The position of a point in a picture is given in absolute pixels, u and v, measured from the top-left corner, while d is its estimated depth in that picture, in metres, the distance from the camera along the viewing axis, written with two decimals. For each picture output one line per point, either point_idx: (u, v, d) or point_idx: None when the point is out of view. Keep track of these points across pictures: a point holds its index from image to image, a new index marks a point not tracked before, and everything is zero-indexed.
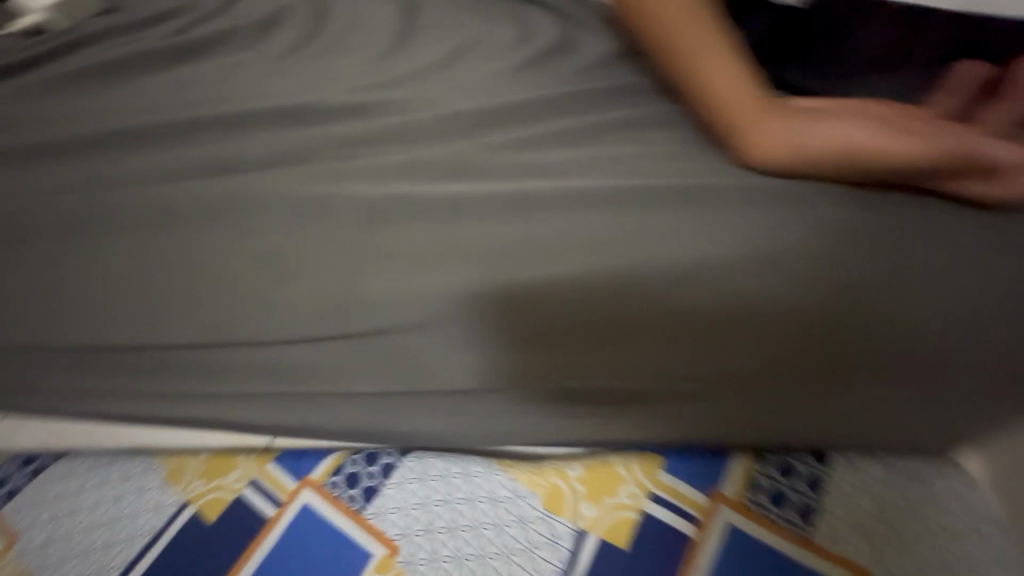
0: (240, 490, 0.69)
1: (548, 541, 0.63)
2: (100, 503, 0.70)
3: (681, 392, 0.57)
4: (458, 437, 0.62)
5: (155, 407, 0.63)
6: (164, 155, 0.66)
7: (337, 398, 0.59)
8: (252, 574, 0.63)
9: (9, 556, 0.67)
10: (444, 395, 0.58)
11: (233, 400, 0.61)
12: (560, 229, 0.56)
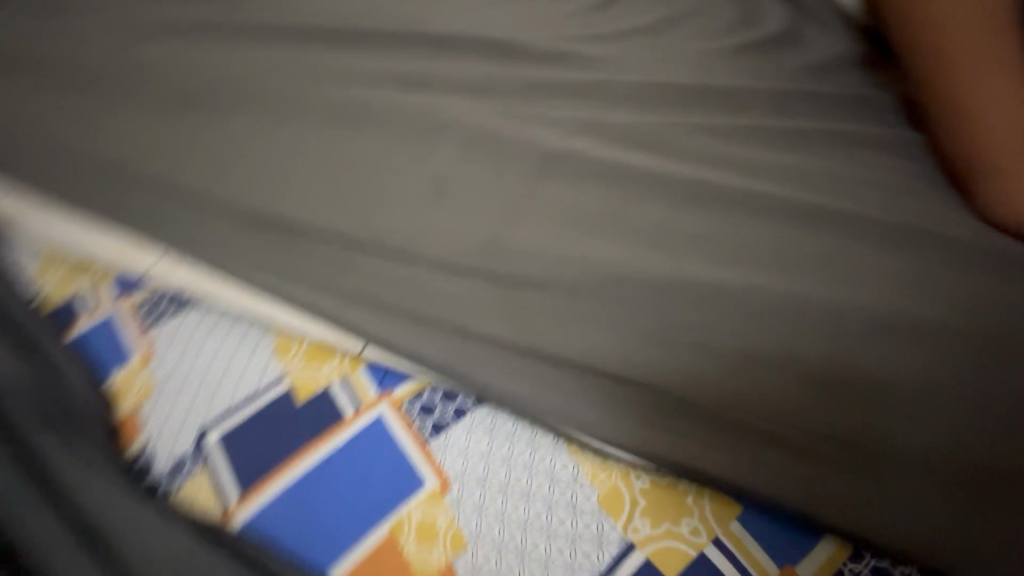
0: (330, 383, 0.75)
1: (592, 539, 0.61)
2: (219, 352, 0.80)
3: (762, 435, 0.54)
4: (530, 408, 0.62)
5: (282, 285, 0.70)
6: (380, 61, 0.75)
7: (440, 328, 0.63)
8: (321, 459, 0.69)
9: (146, 369, 0.81)
10: (539, 358, 0.61)
11: (348, 300, 0.67)
12: (696, 229, 0.62)
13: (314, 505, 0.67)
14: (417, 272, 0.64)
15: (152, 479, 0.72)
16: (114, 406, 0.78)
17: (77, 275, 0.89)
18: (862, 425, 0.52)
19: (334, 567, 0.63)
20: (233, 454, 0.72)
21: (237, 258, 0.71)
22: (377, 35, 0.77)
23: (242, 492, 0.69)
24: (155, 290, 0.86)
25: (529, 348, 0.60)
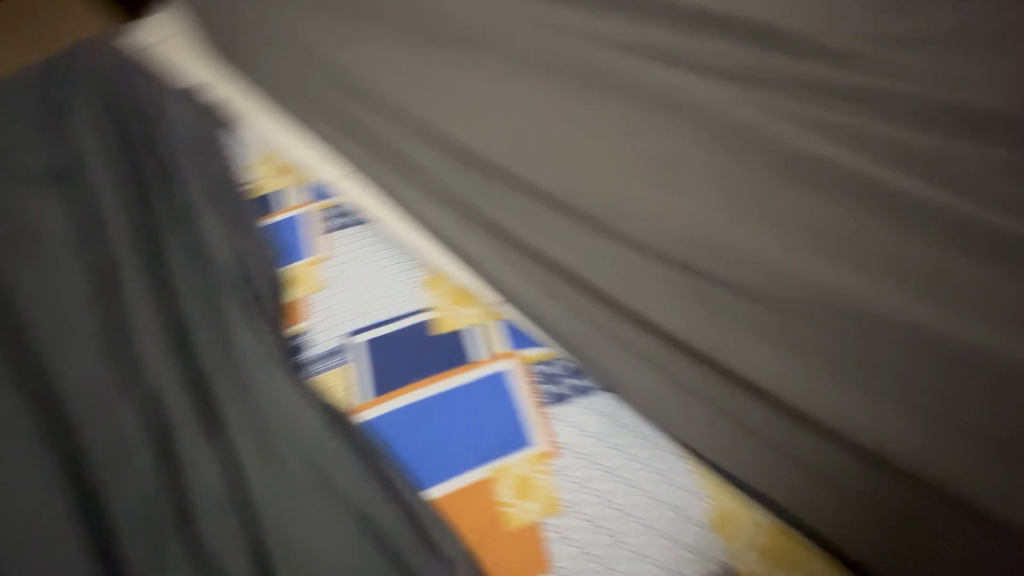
0: (466, 324, 0.81)
1: (682, 548, 0.64)
2: (376, 268, 0.90)
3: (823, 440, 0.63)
4: (666, 409, 0.70)
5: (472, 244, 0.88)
6: (593, 77, 0.90)
7: (586, 312, 0.77)
8: (446, 390, 0.75)
9: (317, 267, 0.93)
10: (657, 350, 0.72)
11: (517, 270, 0.83)
12: (817, 260, 0.69)
13: (430, 427, 0.73)
14: (577, 260, 0.80)
15: (301, 359, 0.83)
16: (286, 289, 0.91)
17: (280, 175, 1.09)
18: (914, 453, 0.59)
19: (434, 486, 0.69)
20: (372, 360, 0.80)
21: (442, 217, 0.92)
22: (596, 45, 0.91)
23: (372, 394, 0.77)
24: (340, 206, 1.01)
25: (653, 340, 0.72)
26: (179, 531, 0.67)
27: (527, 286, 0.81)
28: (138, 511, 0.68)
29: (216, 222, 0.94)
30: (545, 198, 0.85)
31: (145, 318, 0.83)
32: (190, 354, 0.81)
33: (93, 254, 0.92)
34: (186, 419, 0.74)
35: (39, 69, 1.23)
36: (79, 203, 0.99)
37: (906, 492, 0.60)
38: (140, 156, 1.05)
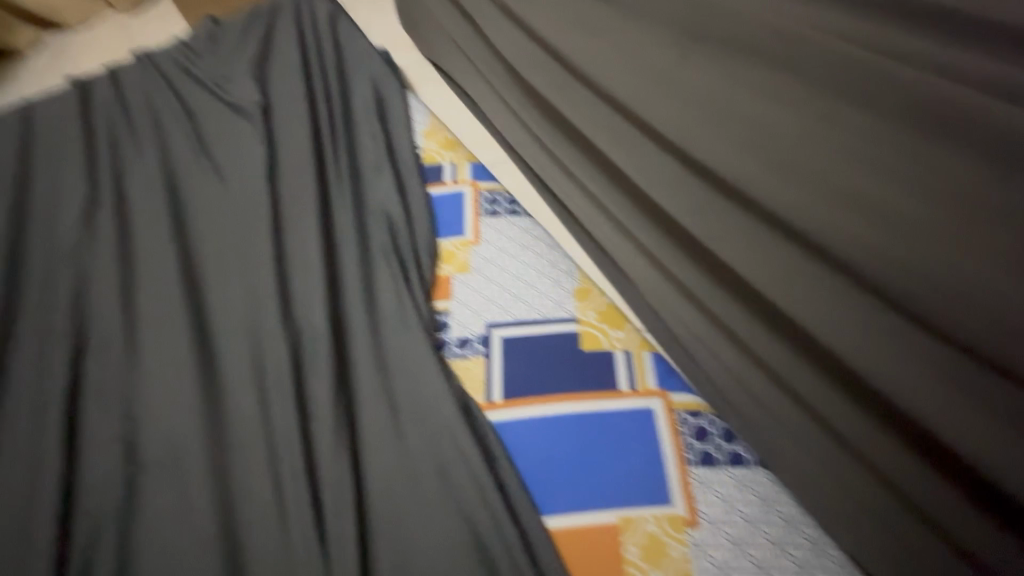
0: (616, 350, 0.75)
1: None
2: (528, 265, 0.86)
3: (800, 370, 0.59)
4: (831, 508, 0.57)
5: (625, 248, 0.78)
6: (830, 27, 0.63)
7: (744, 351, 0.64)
8: (580, 414, 0.69)
9: (469, 248, 0.91)
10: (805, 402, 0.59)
11: (675, 287, 0.71)
12: (877, 183, 0.53)
13: (561, 451, 0.67)
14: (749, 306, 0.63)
15: (441, 339, 0.80)
16: (438, 263, 0.89)
17: (448, 148, 1.09)
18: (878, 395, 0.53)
19: (557, 518, 0.63)
20: (509, 361, 0.76)
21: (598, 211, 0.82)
22: None
23: (505, 397, 0.72)
24: (500, 191, 0.99)
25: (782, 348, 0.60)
26: (289, 470, 0.69)
27: (684, 325, 0.69)
28: (266, 467, 0.70)
29: (386, 189, 0.97)
30: (718, 192, 0.65)
31: (304, 272, 0.87)
32: (334, 312, 0.82)
33: (265, 200, 0.98)
34: (318, 383, 0.75)
35: (248, 14, 1.33)
36: (262, 150, 1.06)
37: (926, 536, 0.52)
38: (322, 116, 1.10)
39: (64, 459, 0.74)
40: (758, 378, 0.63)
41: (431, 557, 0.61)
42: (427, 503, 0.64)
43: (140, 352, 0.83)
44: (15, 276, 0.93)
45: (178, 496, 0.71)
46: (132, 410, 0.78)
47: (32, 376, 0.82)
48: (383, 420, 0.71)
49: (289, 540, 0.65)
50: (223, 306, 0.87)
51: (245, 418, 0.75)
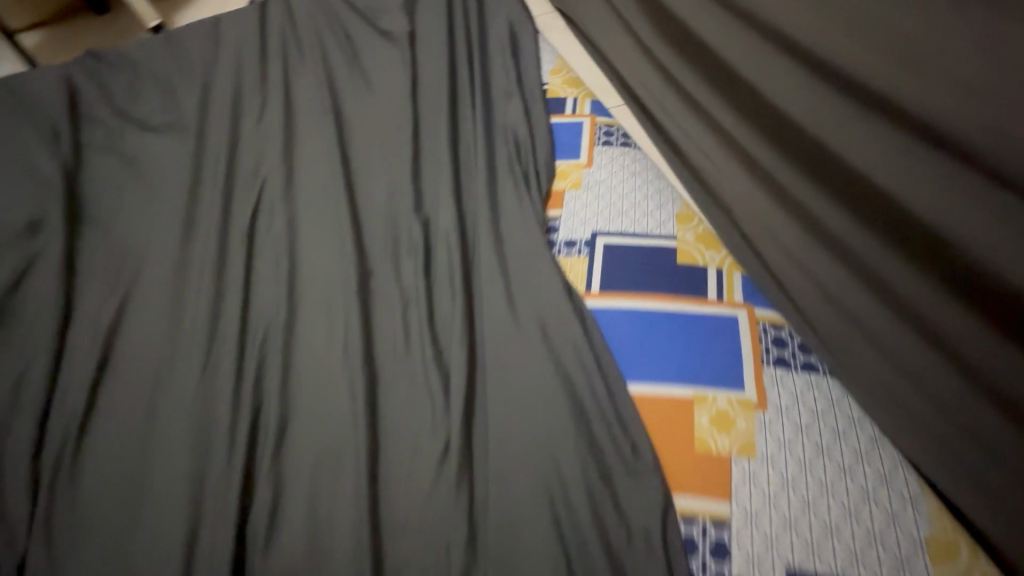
0: (708, 266, 0.82)
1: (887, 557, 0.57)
2: (636, 189, 0.95)
3: (823, 203, 0.72)
4: (888, 406, 0.64)
5: (731, 176, 0.84)
6: None
7: (807, 227, 0.74)
8: (669, 311, 0.78)
9: (581, 170, 1.01)
10: (834, 247, 0.71)
11: (775, 211, 0.78)
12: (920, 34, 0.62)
13: (648, 336, 0.76)
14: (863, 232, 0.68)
15: (551, 238, 0.90)
16: (553, 178, 1.00)
17: (571, 86, 1.19)
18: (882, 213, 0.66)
19: (636, 385, 0.72)
20: (609, 262, 0.85)
21: (708, 141, 0.88)
22: None
23: (602, 290, 0.83)
24: (616, 126, 1.07)
25: (826, 203, 0.72)
26: (413, 315, 0.83)
27: (779, 253, 0.76)
28: (400, 318, 0.83)
29: (514, 113, 1.09)
30: (835, 92, 0.70)
31: (438, 171, 1.01)
32: (461, 204, 0.95)
33: (408, 113, 1.12)
34: (446, 261, 0.87)
35: None
36: (408, 71, 1.19)
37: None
38: (460, 46, 1.22)
39: (246, 285, 0.91)
40: (854, 302, 0.68)
41: (538, 407, 0.70)
42: (534, 363, 0.74)
43: (301, 217, 0.99)
44: (206, 157, 1.14)
45: (316, 322, 0.86)
46: (294, 262, 0.93)
47: (217, 226, 0.99)
48: (495, 289, 0.82)
49: (407, 363, 0.79)
50: (367, 191, 1.02)
51: (384, 280, 0.88)
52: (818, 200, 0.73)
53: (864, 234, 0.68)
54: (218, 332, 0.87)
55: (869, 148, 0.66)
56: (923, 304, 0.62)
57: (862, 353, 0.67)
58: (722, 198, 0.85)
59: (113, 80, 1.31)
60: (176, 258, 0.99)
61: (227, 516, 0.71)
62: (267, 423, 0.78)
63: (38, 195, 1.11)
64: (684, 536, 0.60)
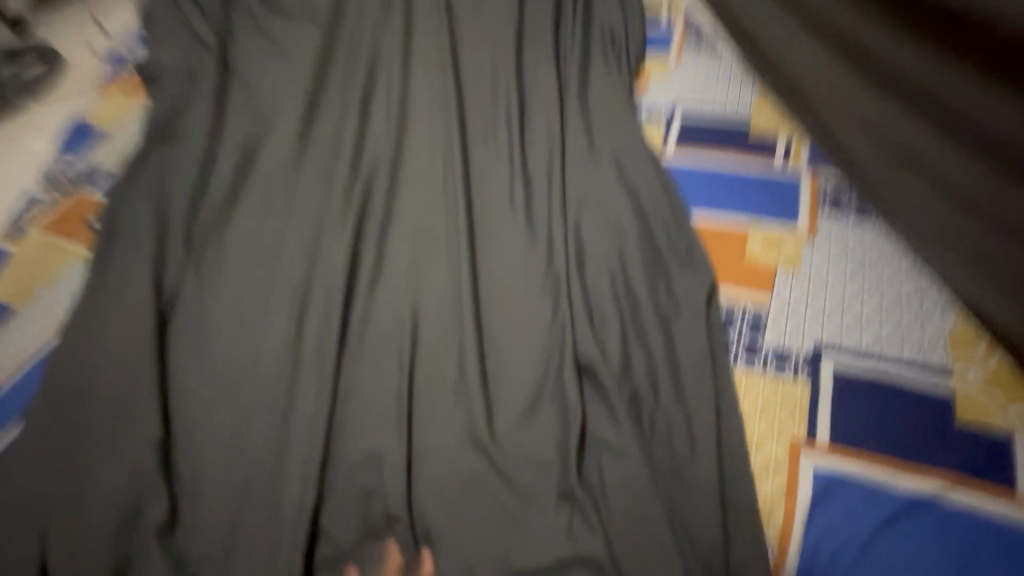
0: (779, 140, 0.91)
1: (910, 343, 0.63)
2: (718, 79, 1.03)
3: (891, 48, 0.78)
4: (927, 236, 0.75)
5: (813, 52, 0.89)
6: None
7: (871, 84, 0.81)
8: (737, 167, 0.86)
9: (668, 64, 1.10)
10: (897, 92, 0.77)
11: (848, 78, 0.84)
12: None
13: (714, 180, 0.84)
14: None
15: (634, 108, 0.99)
16: (642, 67, 1.09)
17: None
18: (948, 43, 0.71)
19: (699, 213, 0.80)
20: (685, 129, 0.94)
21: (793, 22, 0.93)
22: None
23: (676, 146, 0.91)
24: (705, 32, 1.14)
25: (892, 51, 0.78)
26: (504, 146, 0.93)
27: (844, 119, 0.84)
28: (498, 152, 0.92)
29: (611, 10, 1.17)
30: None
31: (536, 50, 1.11)
32: (557, 74, 1.05)
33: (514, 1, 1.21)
34: (538, 115, 0.98)
35: None
36: None
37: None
38: None
39: (361, 121, 1.05)
40: (934, 155, 0.73)
41: (607, 219, 0.79)
42: (604, 188, 0.83)
43: (411, 78, 1.12)
44: (335, 35, 1.29)
45: (416, 147, 0.97)
46: (403, 112, 1.05)
47: (342, 86, 1.14)
48: (579, 136, 0.92)
49: (493, 178, 0.88)
50: (470, 60, 1.12)
51: (482, 127, 0.98)
52: (888, 48, 0.78)
53: (974, 91, 0.69)
54: (336, 157, 0.99)
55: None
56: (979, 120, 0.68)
57: (925, 198, 0.75)
58: (802, 76, 0.91)
59: None
60: (304, 104, 1.12)
61: (332, 276, 0.80)
62: (370, 213, 0.89)
63: (198, 57, 1.30)
64: (725, 314, 0.68)
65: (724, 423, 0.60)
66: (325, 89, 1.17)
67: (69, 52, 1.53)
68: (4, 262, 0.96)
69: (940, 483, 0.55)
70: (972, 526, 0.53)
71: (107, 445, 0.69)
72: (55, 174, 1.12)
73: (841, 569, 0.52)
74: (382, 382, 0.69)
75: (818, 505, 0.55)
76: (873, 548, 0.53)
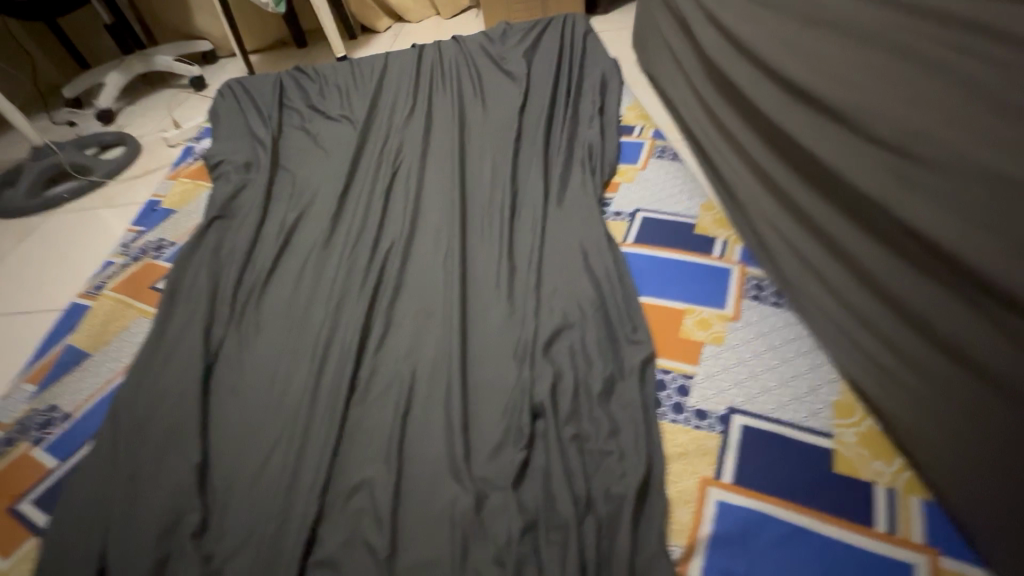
0: (717, 238, 1.08)
1: (803, 409, 0.78)
2: (676, 185, 1.25)
3: (779, 167, 0.94)
4: (812, 321, 0.86)
5: (734, 168, 1.09)
6: None
7: (768, 195, 0.97)
8: (682, 259, 1.04)
9: (637, 170, 1.33)
10: (785, 204, 0.93)
11: (754, 189, 1.02)
12: (831, 19, 0.85)
13: (662, 270, 1.03)
14: (828, 202, 0.83)
15: (604, 208, 1.21)
16: (614, 174, 1.32)
17: (643, 119, 1.53)
18: (815, 153, 0.83)
19: (647, 297, 0.98)
20: (643, 226, 1.14)
21: (721, 145, 1.16)
22: None
23: (635, 241, 1.11)
24: (669, 146, 1.39)
25: (777, 173, 0.94)
26: (497, 237, 1.14)
27: (757, 217, 1.00)
28: (492, 243, 1.14)
29: (591, 128, 1.43)
30: (776, 83, 0.94)
31: (529, 159, 1.36)
32: (545, 178, 1.28)
33: (514, 121, 1.48)
34: (526, 214, 1.20)
35: (531, 24, 1.93)
36: (518, 97, 1.59)
37: (938, 355, 0.64)
38: (560, 88, 1.61)
39: (383, 213, 1.29)
40: (812, 254, 0.86)
41: (570, 298, 0.97)
42: (571, 272, 1.03)
43: (427, 180, 1.37)
44: (367, 139, 1.58)
45: (427, 238, 1.20)
46: (417, 205, 1.29)
47: (370, 182, 1.39)
48: (556, 231, 1.14)
49: (486, 263, 1.09)
50: (476, 166, 1.38)
51: (480, 221, 1.21)
52: (775, 166, 0.95)
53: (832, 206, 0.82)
54: (361, 241, 1.22)
55: (806, 116, 0.86)
56: (838, 227, 0.80)
57: (807, 288, 0.87)
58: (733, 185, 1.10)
59: (308, 89, 1.83)
60: (338, 196, 1.37)
61: (348, 336, 0.99)
62: (384, 289, 1.09)
63: (254, 153, 1.58)
64: (659, 378, 0.85)
65: (650, 467, 0.74)
66: (355, 183, 1.42)
67: (147, 141, 1.83)
68: (84, 316, 1.17)
69: (814, 516, 0.68)
70: (836, 551, 0.65)
71: (153, 465, 0.85)
72: (130, 245, 1.36)
73: None
74: (380, 425, 0.86)
75: (717, 529, 0.69)
76: (756, 565, 0.66)
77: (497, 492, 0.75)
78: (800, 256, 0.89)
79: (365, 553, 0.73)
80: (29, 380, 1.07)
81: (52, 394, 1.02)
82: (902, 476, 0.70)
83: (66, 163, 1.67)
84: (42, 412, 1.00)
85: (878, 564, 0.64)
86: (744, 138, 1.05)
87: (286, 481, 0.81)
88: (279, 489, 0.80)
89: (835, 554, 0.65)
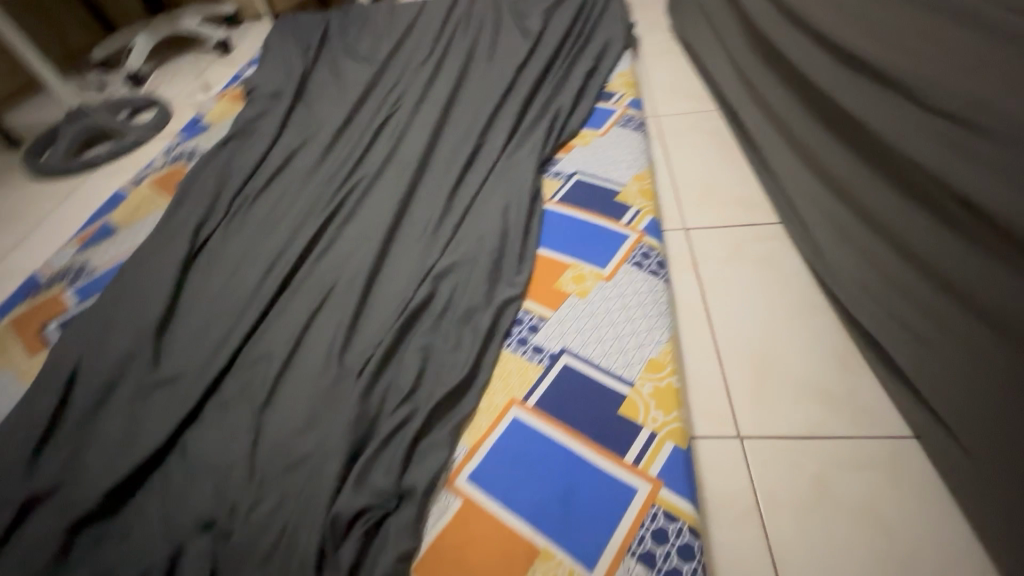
0: (634, 207, 1.15)
1: (622, 361, 0.90)
2: (625, 153, 1.30)
3: (835, 155, 1.04)
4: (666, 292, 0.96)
5: (792, 150, 1.18)
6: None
7: (825, 177, 1.07)
8: (590, 220, 1.13)
9: (597, 136, 1.39)
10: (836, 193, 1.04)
11: (806, 177, 1.12)
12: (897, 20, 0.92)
13: (567, 227, 1.13)
14: (897, 198, 0.88)
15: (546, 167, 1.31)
16: (572, 137, 1.40)
17: (628, 88, 1.56)
18: (855, 171, 0.98)
19: (542, 249, 1.10)
20: (573, 187, 1.23)
21: (777, 129, 1.24)
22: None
23: (557, 199, 1.21)
24: (639, 117, 1.43)
25: (836, 156, 1.03)
26: (445, 179, 1.27)
27: (805, 203, 1.11)
28: (439, 184, 1.27)
29: (572, 91, 1.48)
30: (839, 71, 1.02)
31: (505, 110, 1.44)
32: (510, 133, 1.38)
33: (509, 74, 1.55)
34: (478, 163, 1.31)
35: None
36: (524, 51, 1.65)
37: (966, 321, 0.73)
38: (564, 49, 1.65)
39: (366, 147, 1.45)
40: (860, 234, 0.96)
41: (475, 235, 1.09)
42: (488, 214, 1.14)
43: (412, 121, 1.51)
44: (380, 79, 1.73)
45: (391, 172, 1.35)
46: (397, 144, 1.44)
47: (370, 120, 1.55)
48: (496, 181, 1.25)
49: (426, 199, 1.23)
50: (458, 115, 1.49)
51: (439, 164, 1.34)
52: (831, 153, 1.04)
53: (880, 191, 0.92)
54: (340, 170, 1.39)
55: (864, 101, 0.94)
56: (893, 201, 0.89)
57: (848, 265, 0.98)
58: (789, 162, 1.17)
59: (346, 30, 2.01)
60: (337, 127, 1.55)
61: (299, 243, 1.18)
62: (341, 212, 1.27)
63: (284, 83, 1.79)
64: (518, 316, 0.99)
65: (477, 377, 0.90)
66: (356, 119, 1.60)
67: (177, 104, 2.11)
68: (123, 202, 1.47)
69: (579, 441, 0.82)
70: (581, 470, 0.79)
71: (130, 312, 1.10)
72: (171, 150, 1.65)
73: (490, 474, 0.81)
74: (297, 310, 1.04)
75: (501, 437, 0.84)
76: (514, 471, 0.81)
77: (352, 368, 0.91)
78: (849, 234, 0.99)
79: (246, 394, 0.92)
80: (75, 242, 1.39)
81: (88, 255, 1.33)
82: (674, 428, 0.82)
83: (106, 123, 1.96)
84: (77, 266, 1.30)
85: (607, 485, 0.77)
86: (801, 127, 1.15)
87: (216, 339, 1.03)
88: (207, 342, 1.02)
89: (579, 471, 0.79)
